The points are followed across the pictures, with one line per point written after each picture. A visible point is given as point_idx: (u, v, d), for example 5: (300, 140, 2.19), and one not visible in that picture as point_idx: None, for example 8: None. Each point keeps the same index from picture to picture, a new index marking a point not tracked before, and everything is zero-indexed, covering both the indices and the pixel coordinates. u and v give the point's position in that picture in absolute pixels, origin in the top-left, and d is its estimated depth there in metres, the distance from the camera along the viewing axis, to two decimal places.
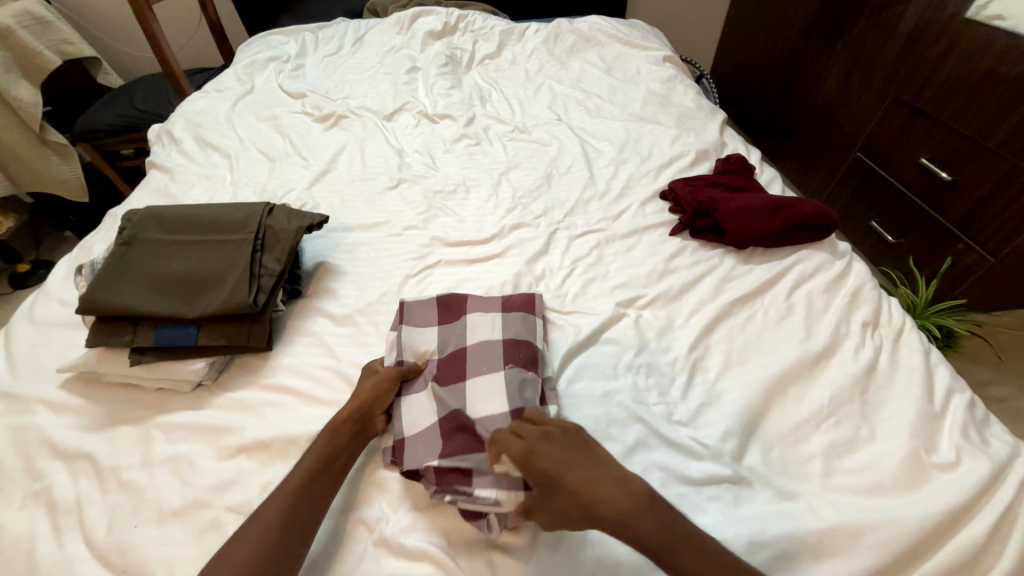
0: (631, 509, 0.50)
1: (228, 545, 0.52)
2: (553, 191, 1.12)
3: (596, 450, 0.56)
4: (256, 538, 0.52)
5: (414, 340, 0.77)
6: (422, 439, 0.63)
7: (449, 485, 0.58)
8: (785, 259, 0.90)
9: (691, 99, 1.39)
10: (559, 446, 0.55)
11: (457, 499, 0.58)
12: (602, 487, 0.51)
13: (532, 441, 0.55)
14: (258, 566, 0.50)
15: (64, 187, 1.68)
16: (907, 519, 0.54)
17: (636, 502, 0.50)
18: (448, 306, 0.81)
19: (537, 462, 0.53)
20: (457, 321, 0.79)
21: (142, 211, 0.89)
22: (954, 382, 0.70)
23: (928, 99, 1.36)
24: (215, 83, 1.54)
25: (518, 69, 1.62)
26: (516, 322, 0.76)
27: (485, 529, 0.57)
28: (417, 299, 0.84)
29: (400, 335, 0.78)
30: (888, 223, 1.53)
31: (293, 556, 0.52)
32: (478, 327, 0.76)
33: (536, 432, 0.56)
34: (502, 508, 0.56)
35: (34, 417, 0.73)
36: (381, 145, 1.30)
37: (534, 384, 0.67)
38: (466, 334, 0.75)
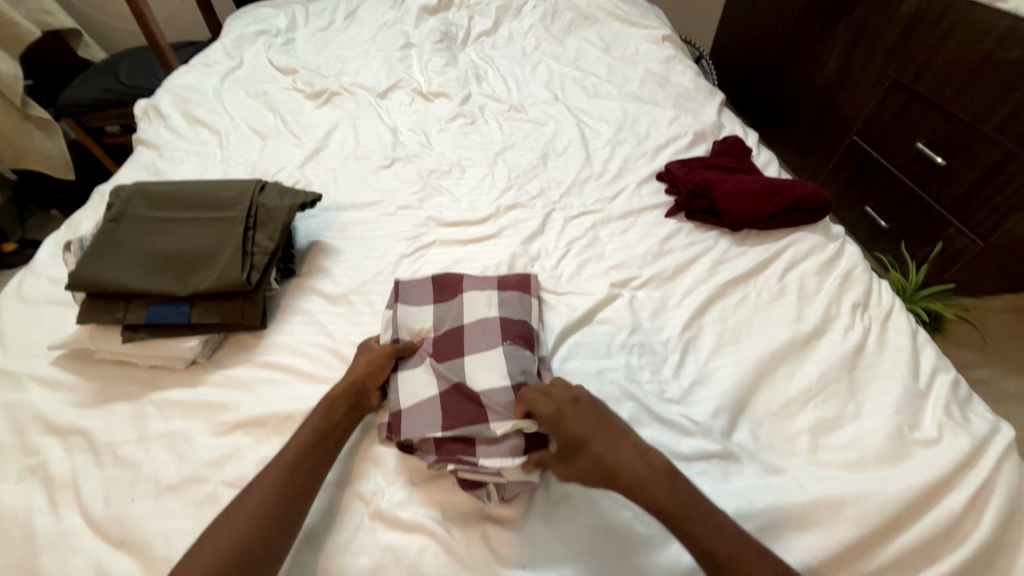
0: (646, 477, 0.53)
1: (224, 515, 0.53)
2: (549, 172, 1.11)
3: (619, 423, 0.59)
4: (252, 508, 0.53)
5: (410, 318, 0.77)
6: (422, 410, 0.64)
7: (453, 454, 0.60)
8: (779, 241, 0.90)
9: (689, 79, 1.37)
10: (586, 413, 0.59)
11: (461, 469, 0.59)
12: (622, 455, 0.55)
13: (562, 404, 0.60)
14: (254, 535, 0.51)
15: (49, 163, 1.64)
16: (889, 491, 0.56)
17: (652, 471, 0.54)
18: (443, 285, 0.81)
19: (563, 424, 0.58)
20: (452, 300, 0.79)
21: (130, 187, 0.87)
22: (940, 362, 0.71)
23: (926, 82, 1.35)
24: (202, 57, 1.49)
25: (515, 47, 1.58)
26: (512, 301, 0.77)
27: (484, 497, 0.59)
28: (412, 279, 0.84)
29: (395, 313, 0.78)
30: (881, 208, 1.54)
31: (288, 526, 0.53)
32: (474, 306, 0.76)
33: (568, 397, 0.61)
34: (504, 477, 0.58)
35: (26, 393, 0.73)
36: (374, 123, 1.27)
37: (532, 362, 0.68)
38: (461, 312, 0.76)
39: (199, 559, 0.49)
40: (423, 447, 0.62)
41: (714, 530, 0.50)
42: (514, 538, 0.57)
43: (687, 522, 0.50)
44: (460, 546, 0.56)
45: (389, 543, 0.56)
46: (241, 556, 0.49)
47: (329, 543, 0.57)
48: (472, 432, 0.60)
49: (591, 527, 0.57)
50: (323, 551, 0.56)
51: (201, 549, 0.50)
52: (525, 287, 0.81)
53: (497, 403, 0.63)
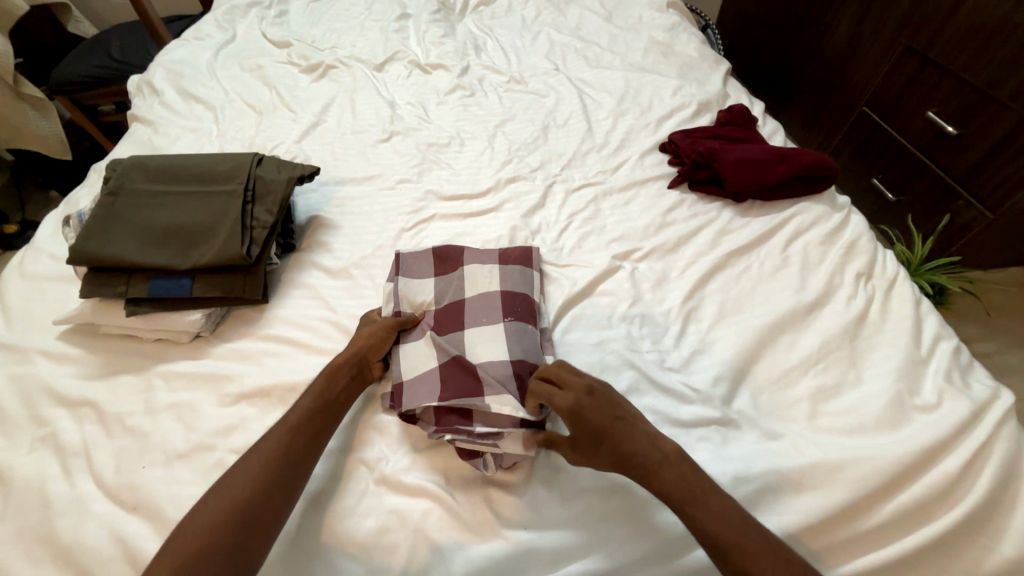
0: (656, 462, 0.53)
1: (228, 476, 0.54)
2: (550, 144, 1.10)
3: (630, 412, 0.58)
4: (255, 471, 0.54)
5: (412, 292, 0.77)
6: (421, 382, 0.64)
7: (450, 424, 0.60)
8: (783, 212, 0.89)
9: (694, 48, 1.33)
10: (602, 405, 0.57)
11: (457, 438, 0.60)
12: (638, 444, 0.54)
13: (579, 396, 0.57)
14: (257, 496, 0.52)
15: (45, 143, 1.62)
16: (886, 456, 0.57)
17: (663, 456, 0.54)
18: (444, 258, 0.81)
19: (585, 417, 0.55)
20: (452, 273, 0.78)
21: (126, 161, 0.86)
22: (942, 330, 0.71)
23: (940, 48, 1.31)
24: (194, 30, 1.46)
25: (514, 17, 1.54)
26: (513, 273, 0.76)
27: (481, 466, 0.60)
28: (413, 252, 0.83)
29: (396, 287, 0.77)
30: (889, 180, 1.51)
31: (291, 488, 0.54)
32: (475, 279, 0.76)
33: (583, 387, 0.58)
34: (502, 447, 0.59)
35: (34, 367, 0.74)
36: (372, 96, 1.25)
37: (533, 337, 0.68)
38: (462, 285, 0.75)
39: (204, 518, 0.50)
40: (423, 417, 0.63)
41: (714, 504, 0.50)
42: (515, 503, 0.58)
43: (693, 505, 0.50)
44: (464, 510, 0.57)
45: (393, 506, 0.58)
46: (245, 516, 0.51)
47: (332, 505, 0.58)
48: (469, 403, 0.61)
49: (591, 495, 0.57)
50: (328, 513, 0.58)
51: (206, 507, 0.51)
52: (526, 259, 0.80)
53: (494, 376, 0.63)
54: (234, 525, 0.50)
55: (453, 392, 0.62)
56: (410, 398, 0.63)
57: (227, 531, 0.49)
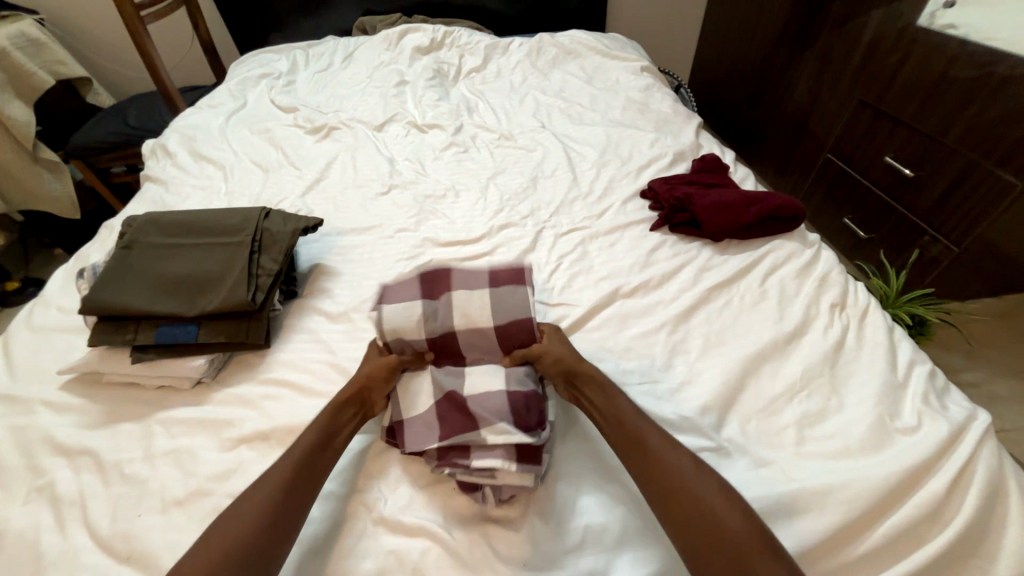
0: (650, 441, 0.59)
1: (223, 519, 0.54)
2: (539, 193, 1.18)
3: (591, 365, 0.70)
4: (252, 516, 0.54)
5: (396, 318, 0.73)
6: (421, 419, 0.66)
7: (449, 459, 0.62)
8: (758, 249, 0.95)
9: (668, 105, 1.46)
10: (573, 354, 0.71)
11: (457, 471, 0.61)
12: (639, 430, 0.60)
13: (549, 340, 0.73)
14: (254, 539, 0.52)
15: (57, 204, 1.70)
16: (873, 477, 0.58)
17: (659, 441, 0.59)
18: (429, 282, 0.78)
19: (561, 364, 0.68)
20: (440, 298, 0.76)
21: (141, 217, 0.92)
22: (916, 355, 0.75)
23: (889, 101, 1.44)
24: (208, 99, 1.58)
25: (503, 81, 1.68)
26: (505, 303, 0.74)
27: (480, 500, 0.61)
28: (398, 280, 0.80)
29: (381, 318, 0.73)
30: (859, 219, 1.60)
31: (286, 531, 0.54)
32: (466, 308, 0.73)
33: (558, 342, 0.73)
34: (498, 481, 0.60)
35: (35, 418, 0.75)
36: (372, 153, 1.34)
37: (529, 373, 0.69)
38: (453, 313, 0.73)
39: (208, 553, 0.50)
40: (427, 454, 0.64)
41: (696, 492, 0.53)
42: (513, 537, 0.58)
43: (681, 492, 0.54)
44: (462, 548, 0.57)
45: (391, 546, 0.58)
46: (244, 554, 0.50)
47: (329, 545, 0.59)
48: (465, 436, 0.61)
49: (582, 526, 0.58)
50: (326, 555, 0.58)
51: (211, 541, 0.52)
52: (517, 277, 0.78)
53: (487, 410, 0.63)
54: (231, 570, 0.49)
55: (451, 424, 0.63)
56: (412, 438, 0.65)
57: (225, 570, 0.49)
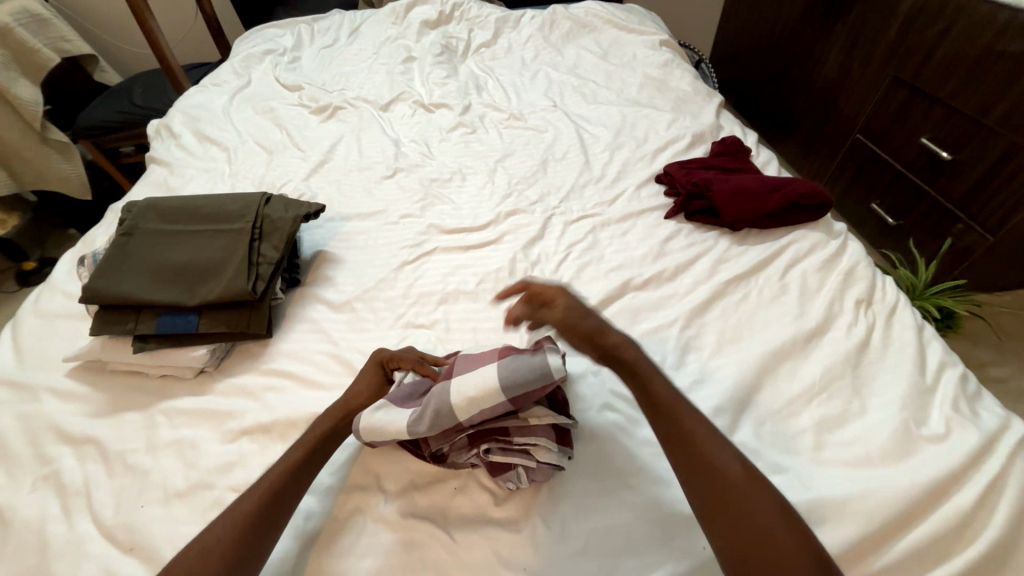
0: (697, 439, 0.53)
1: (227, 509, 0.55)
2: (548, 177, 1.13)
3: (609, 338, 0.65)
4: (241, 513, 0.54)
5: (389, 421, 0.60)
6: (426, 400, 0.60)
7: (483, 437, 0.59)
8: (780, 240, 0.90)
9: (687, 82, 1.38)
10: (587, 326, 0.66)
11: (492, 449, 0.59)
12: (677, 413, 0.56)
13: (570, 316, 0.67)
14: (238, 545, 0.51)
15: (67, 185, 1.70)
16: (895, 489, 0.55)
17: (705, 435, 0.54)
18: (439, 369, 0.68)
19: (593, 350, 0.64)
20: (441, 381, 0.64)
21: (141, 203, 0.90)
22: (946, 357, 0.70)
23: (927, 78, 1.34)
24: (212, 77, 1.54)
25: (514, 57, 1.61)
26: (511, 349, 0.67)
27: (513, 481, 0.59)
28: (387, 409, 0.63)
29: (373, 415, 0.62)
30: (888, 205, 1.52)
31: (271, 530, 0.54)
32: None
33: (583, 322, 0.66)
34: (535, 458, 0.58)
35: (42, 405, 0.75)
36: (377, 135, 1.30)
37: None
38: None
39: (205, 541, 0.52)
40: (453, 446, 0.61)
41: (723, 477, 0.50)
42: (515, 539, 0.56)
43: (729, 494, 0.49)
44: (463, 550, 0.56)
45: (390, 543, 0.57)
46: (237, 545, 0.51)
47: (323, 536, 0.59)
48: (476, 402, 0.57)
49: (587, 527, 0.57)
50: (323, 550, 0.57)
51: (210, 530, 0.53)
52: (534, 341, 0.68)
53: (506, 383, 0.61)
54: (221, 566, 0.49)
55: (459, 393, 0.58)
56: (420, 420, 0.58)
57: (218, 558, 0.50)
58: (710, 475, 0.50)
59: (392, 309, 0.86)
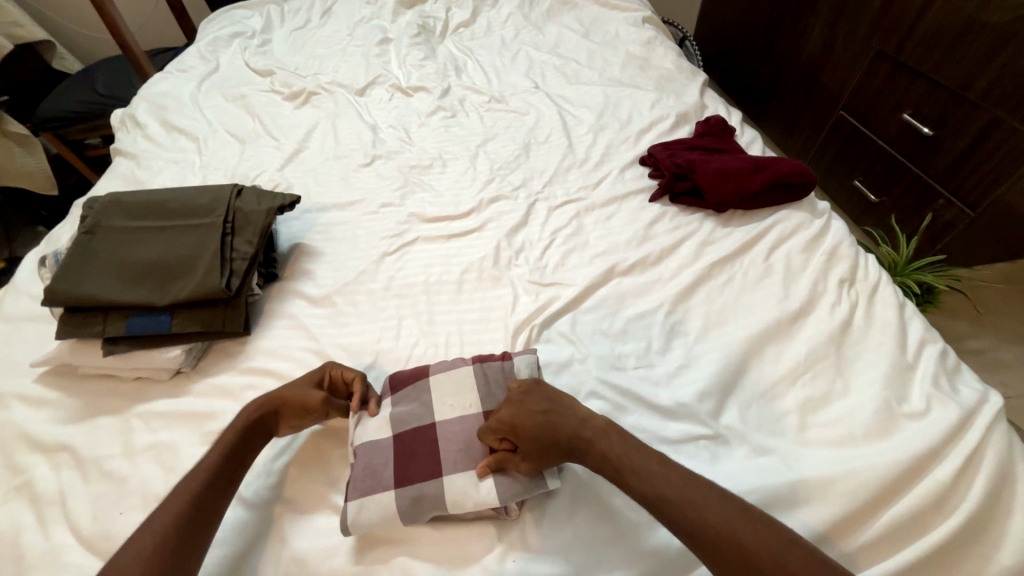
0: (642, 464, 0.53)
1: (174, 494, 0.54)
2: (531, 161, 1.10)
3: (564, 421, 0.56)
4: (157, 534, 0.50)
5: (377, 515, 0.55)
6: (419, 492, 0.56)
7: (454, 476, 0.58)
8: (764, 221, 0.90)
9: (671, 60, 1.35)
10: (532, 411, 0.57)
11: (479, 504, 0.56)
12: (616, 445, 0.55)
13: (519, 405, 0.58)
14: (168, 546, 0.49)
15: (31, 180, 1.62)
16: (875, 467, 0.56)
17: (652, 460, 0.54)
18: (411, 430, 0.62)
19: (551, 445, 0.55)
20: (417, 454, 0.60)
21: (103, 198, 0.86)
22: (927, 333, 0.71)
23: (911, 52, 1.33)
24: (177, 63, 1.47)
25: (493, 37, 1.56)
26: (488, 390, 0.64)
27: (503, 513, 0.57)
28: (361, 488, 0.57)
29: (357, 513, 0.55)
30: (871, 182, 1.52)
31: (199, 542, 0.51)
32: (455, 384, 0.65)
33: (535, 408, 0.58)
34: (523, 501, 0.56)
35: (11, 413, 0.72)
36: (353, 121, 1.25)
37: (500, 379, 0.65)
38: (432, 401, 0.64)
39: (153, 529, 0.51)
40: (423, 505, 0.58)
41: (681, 501, 0.50)
42: (499, 539, 0.56)
43: (691, 514, 0.49)
44: (450, 547, 0.56)
45: (376, 541, 0.56)
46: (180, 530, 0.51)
47: (297, 538, 0.57)
48: (481, 505, 0.55)
49: (576, 526, 0.56)
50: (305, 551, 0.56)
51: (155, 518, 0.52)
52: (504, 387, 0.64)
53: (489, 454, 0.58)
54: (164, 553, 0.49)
55: (457, 500, 0.55)
56: (417, 512, 0.56)
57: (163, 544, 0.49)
58: (663, 505, 0.50)
59: (374, 302, 0.84)
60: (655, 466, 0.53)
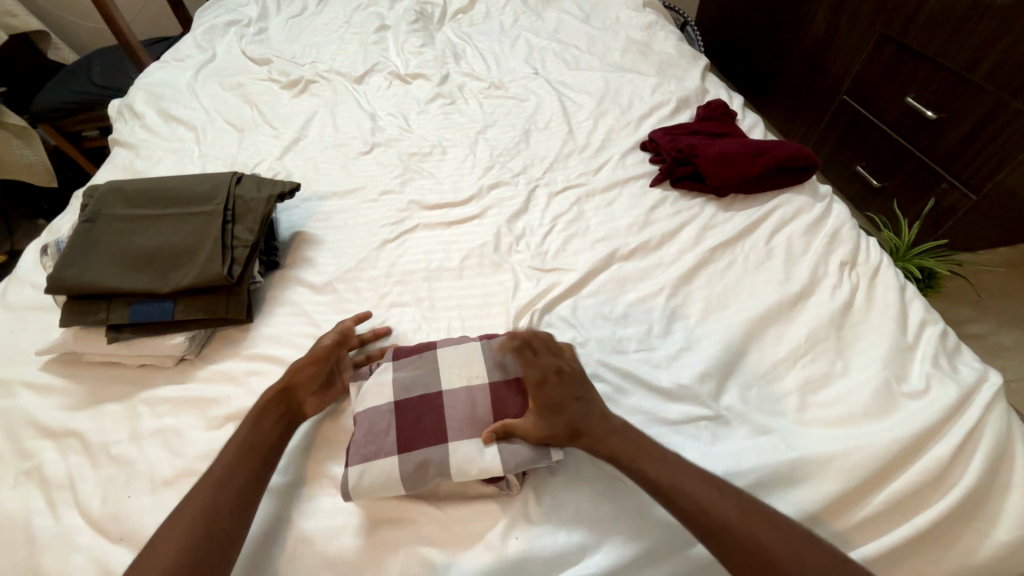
0: (653, 454, 0.54)
1: (198, 486, 0.54)
2: (532, 148, 1.10)
3: (588, 409, 0.58)
4: (186, 524, 0.51)
5: (380, 482, 0.56)
6: (424, 458, 0.56)
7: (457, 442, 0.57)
8: (765, 204, 0.89)
9: (672, 45, 1.34)
10: (559, 386, 0.59)
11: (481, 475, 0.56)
12: (630, 438, 0.56)
13: (554, 383, 0.59)
14: (202, 535, 0.50)
15: (30, 172, 1.60)
16: (875, 445, 0.56)
17: (663, 456, 0.54)
18: (418, 396, 0.61)
19: (560, 420, 0.57)
20: (421, 420, 0.60)
21: (103, 187, 0.86)
22: (928, 315, 0.71)
23: (915, 35, 1.32)
24: (174, 52, 1.45)
25: (492, 23, 1.54)
26: (497, 361, 0.64)
27: (505, 488, 0.57)
28: (365, 453, 0.57)
29: (360, 477, 0.56)
30: (873, 167, 1.51)
31: (232, 531, 0.51)
32: (461, 360, 0.64)
33: (571, 392, 0.59)
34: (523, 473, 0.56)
35: (18, 400, 0.73)
36: (352, 109, 1.25)
37: (512, 354, 0.65)
38: (438, 373, 0.64)
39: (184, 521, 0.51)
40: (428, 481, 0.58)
41: (694, 498, 0.50)
42: (502, 517, 0.57)
43: (701, 512, 0.49)
44: (456, 525, 0.57)
45: (381, 519, 0.57)
46: (212, 519, 0.51)
47: (308, 520, 0.58)
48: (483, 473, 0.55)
49: (579, 504, 0.57)
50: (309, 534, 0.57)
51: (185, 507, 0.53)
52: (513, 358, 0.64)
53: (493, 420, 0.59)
54: (200, 540, 0.50)
55: (463, 466, 0.56)
56: (420, 478, 0.56)
57: (195, 533, 0.50)
58: (676, 496, 0.51)
59: (376, 288, 0.85)
60: (666, 459, 0.54)
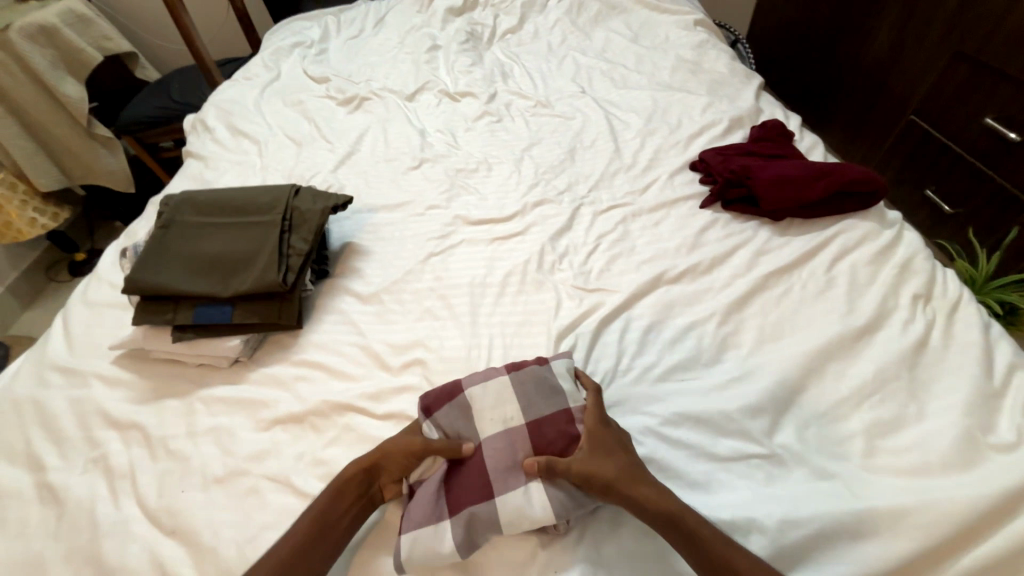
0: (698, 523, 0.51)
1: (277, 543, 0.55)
2: (577, 166, 1.10)
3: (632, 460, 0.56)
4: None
5: (432, 550, 0.54)
6: (472, 514, 0.54)
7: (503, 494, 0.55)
8: (826, 230, 0.85)
9: (724, 63, 1.31)
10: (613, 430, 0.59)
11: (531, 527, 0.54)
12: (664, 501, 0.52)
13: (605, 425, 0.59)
14: None
15: (113, 178, 1.76)
16: (956, 500, 0.51)
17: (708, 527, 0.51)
18: (452, 445, 0.59)
19: (604, 455, 0.55)
20: (464, 477, 0.58)
21: (177, 196, 0.93)
22: (1018, 358, 0.64)
23: (994, 53, 1.23)
24: (243, 71, 1.56)
25: (540, 43, 1.57)
26: (530, 396, 0.61)
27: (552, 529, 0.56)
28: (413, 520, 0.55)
29: (411, 548, 0.54)
30: (944, 192, 1.41)
31: None
32: (494, 401, 0.62)
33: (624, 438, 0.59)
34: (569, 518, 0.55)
35: (91, 390, 0.79)
36: (403, 125, 1.29)
37: (549, 385, 0.62)
38: (473, 417, 0.62)
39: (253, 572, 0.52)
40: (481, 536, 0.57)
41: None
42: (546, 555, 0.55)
43: None
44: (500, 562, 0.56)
45: None
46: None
47: None
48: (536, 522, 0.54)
49: (623, 544, 0.55)
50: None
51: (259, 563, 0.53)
52: (546, 388, 0.62)
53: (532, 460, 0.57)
54: None
55: (511, 521, 0.54)
56: (472, 541, 0.54)
57: None
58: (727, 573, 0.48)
59: (419, 301, 0.86)
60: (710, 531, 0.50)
